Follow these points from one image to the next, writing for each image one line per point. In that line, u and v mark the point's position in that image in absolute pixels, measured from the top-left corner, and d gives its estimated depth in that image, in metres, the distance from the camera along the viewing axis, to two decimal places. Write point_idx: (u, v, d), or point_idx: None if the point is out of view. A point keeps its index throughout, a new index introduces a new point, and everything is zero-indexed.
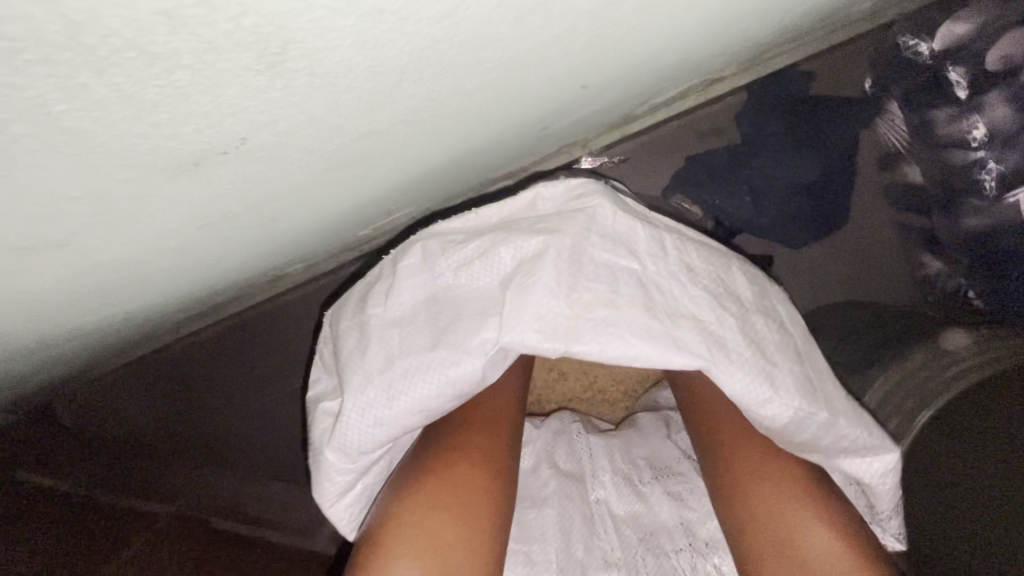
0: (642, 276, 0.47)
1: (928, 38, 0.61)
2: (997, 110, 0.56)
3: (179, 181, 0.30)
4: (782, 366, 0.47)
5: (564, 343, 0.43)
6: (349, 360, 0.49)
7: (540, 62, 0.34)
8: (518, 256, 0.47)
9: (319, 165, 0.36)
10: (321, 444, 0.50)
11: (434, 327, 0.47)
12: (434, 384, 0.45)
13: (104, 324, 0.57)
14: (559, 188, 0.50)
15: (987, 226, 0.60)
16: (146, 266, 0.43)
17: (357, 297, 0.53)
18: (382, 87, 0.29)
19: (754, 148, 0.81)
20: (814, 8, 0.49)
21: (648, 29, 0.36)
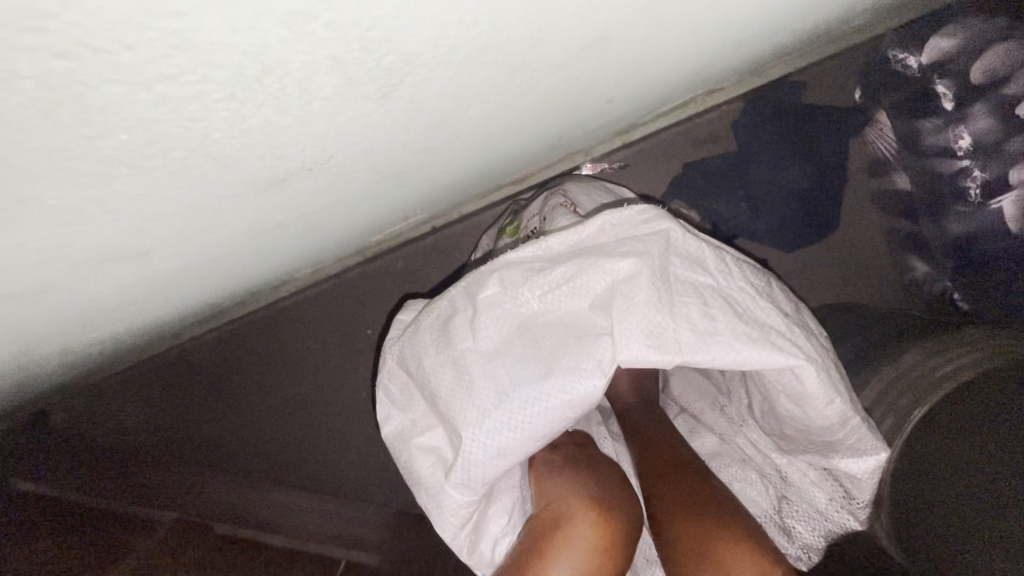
0: (721, 292, 0.41)
1: (917, 52, 0.65)
2: (979, 121, 0.60)
3: (240, 181, 0.31)
4: (836, 368, 0.44)
5: (676, 353, 0.38)
6: (452, 397, 0.42)
7: (579, 75, 0.36)
8: (610, 281, 0.41)
9: (360, 173, 0.37)
10: (436, 483, 0.44)
11: (538, 355, 0.41)
12: (556, 408, 0.40)
13: (111, 328, 0.57)
14: (628, 214, 0.42)
15: (972, 231, 0.63)
16: (172, 272, 0.43)
17: (431, 332, 0.45)
18: (439, 97, 0.31)
19: (752, 155, 0.83)
20: (819, 22, 0.51)
21: (677, 48, 0.38)
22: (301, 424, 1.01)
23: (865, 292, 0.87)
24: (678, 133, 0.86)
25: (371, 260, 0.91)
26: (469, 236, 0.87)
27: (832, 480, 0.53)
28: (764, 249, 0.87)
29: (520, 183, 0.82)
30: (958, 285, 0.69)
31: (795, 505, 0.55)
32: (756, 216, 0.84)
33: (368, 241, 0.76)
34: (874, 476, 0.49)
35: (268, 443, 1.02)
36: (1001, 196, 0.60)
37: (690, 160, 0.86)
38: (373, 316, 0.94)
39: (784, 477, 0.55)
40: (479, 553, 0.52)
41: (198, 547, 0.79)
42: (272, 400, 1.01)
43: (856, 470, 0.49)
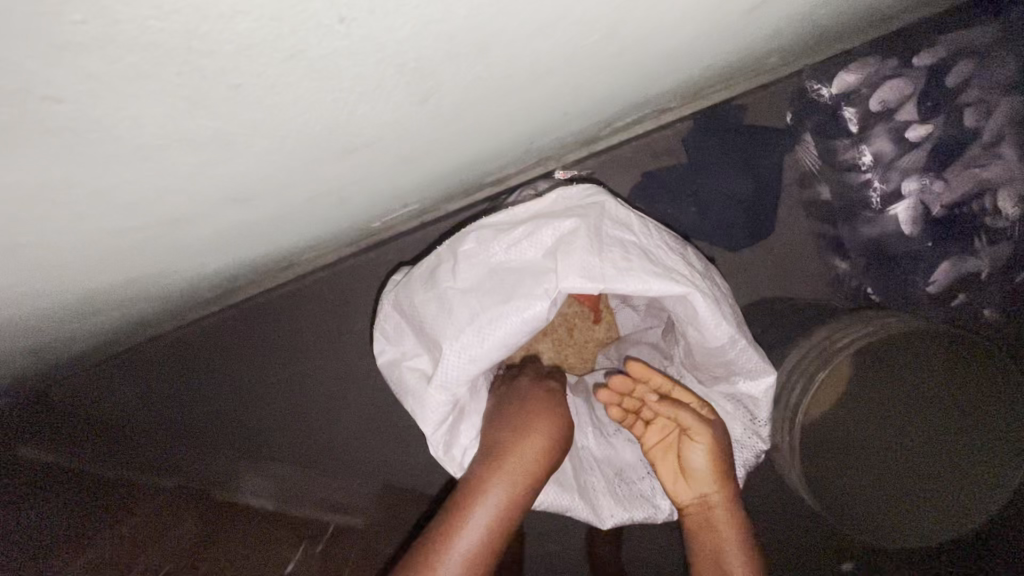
0: (642, 246, 0.53)
1: (828, 83, 0.78)
2: (880, 143, 0.75)
3: (283, 181, 0.41)
4: (727, 303, 0.57)
5: (602, 282, 0.50)
6: (436, 322, 0.53)
7: (541, 100, 0.46)
8: (557, 235, 0.52)
9: (369, 174, 0.47)
10: (420, 389, 0.54)
11: (500, 288, 0.52)
12: (513, 324, 0.51)
13: (145, 296, 0.66)
14: (574, 189, 0.54)
15: (880, 236, 0.77)
16: (214, 248, 0.53)
17: (419, 279, 0.55)
18: (436, 121, 0.40)
19: (700, 166, 0.97)
20: (738, 57, 0.64)
21: (619, 77, 0.49)
22: (293, 404, 1.09)
23: (798, 288, 1.00)
24: (639, 145, 0.99)
25: (364, 250, 1.01)
26: (453, 231, 0.98)
27: (743, 409, 0.65)
28: (711, 249, 1.00)
29: (500, 184, 0.93)
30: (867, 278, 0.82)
31: None
32: (704, 220, 0.97)
33: (365, 231, 0.86)
34: (767, 392, 0.60)
35: (263, 421, 1.09)
36: (896, 204, 0.75)
37: (648, 170, 0.99)
38: (365, 303, 1.03)
39: None
40: (451, 456, 0.61)
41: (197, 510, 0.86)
42: (268, 380, 1.09)
43: (754, 388, 0.60)
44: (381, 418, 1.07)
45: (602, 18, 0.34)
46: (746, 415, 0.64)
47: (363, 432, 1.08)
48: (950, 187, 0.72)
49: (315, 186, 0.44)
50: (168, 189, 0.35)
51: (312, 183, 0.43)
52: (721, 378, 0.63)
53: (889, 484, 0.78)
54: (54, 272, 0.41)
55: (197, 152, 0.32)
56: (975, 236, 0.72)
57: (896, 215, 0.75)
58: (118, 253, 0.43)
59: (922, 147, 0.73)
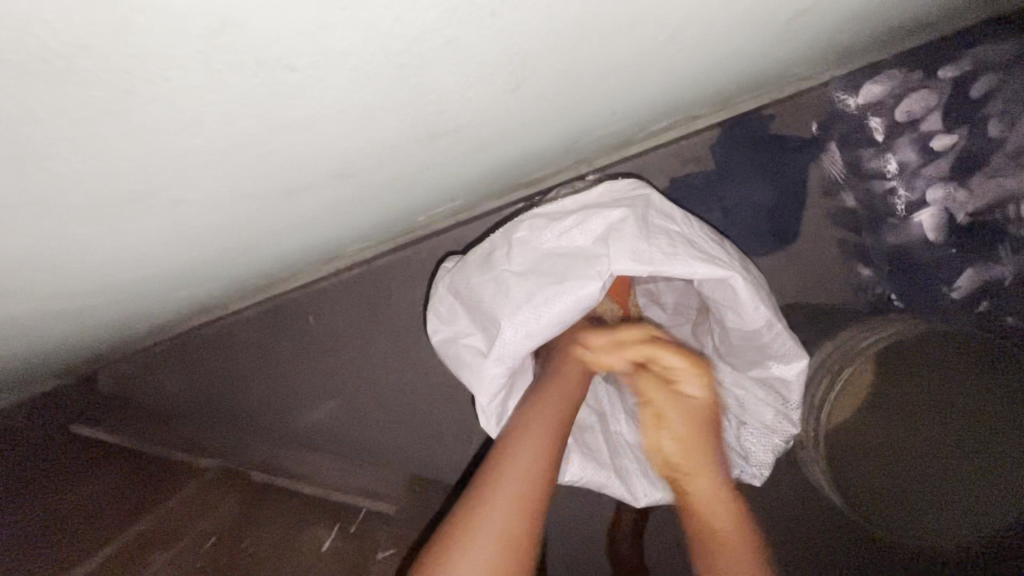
0: (686, 236, 0.57)
1: (854, 94, 0.82)
2: (906, 152, 0.78)
3: (366, 172, 0.45)
4: (765, 291, 0.61)
5: (651, 266, 0.53)
6: (492, 302, 0.56)
7: (593, 102, 0.51)
8: (606, 225, 0.55)
9: (432, 168, 0.52)
10: (476, 364, 0.57)
11: (554, 270, 0.55)
12: (568, 302, 0.54)
13: (208, 280, 0.71)
14: (620, 184, 0.58)
15: (903, 243, 0.80)
16: (283, 232, 0.57)
17: (473, 265, 0.60)
18: (507, 118, 0.45)
19: (727, 173, 1.00)
20: (771, 67, 0.68)
21: (663, 82, 0.53)
22: (329, 393, 1.13)
23: (822, 294, 1.03)
24: (667, 153, 1.03)
25: (401, 248, 1.05)
26: (488, 230, 1.01)
27: (773, 394, 0.67)
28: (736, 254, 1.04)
29: (533, 187, 0.97)
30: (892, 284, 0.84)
31: (751, 427, 0.69)
32: (730, 225, 1.00)
33: (405, 227, 0.91)
34: (799, 374, 0.63)
35: (298, 409, 1.13)
36: (921, 211, 0.77)
37: (676, 176, 1.03)
38: (401, 297, 1.08)
39: (742, 403, 0.69)
40: None
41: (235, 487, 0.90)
42: (304, 369, 1.13)
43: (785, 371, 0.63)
44: (412, 410, 1.11)
45: (669, 23, 0.38)
46: (777, 401, 0.67)
47: (394, 423, 1.12)
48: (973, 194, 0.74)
49: (391, 174, 0.49)
50: (277, 181, 0.40)
51: (390, 172, 0.48)
52: (753, 361, 0.66)
53: (915, 484, 0.81)
54: (159, 249, 0.46)
55: (316, 150, 0.37)
56: (1000, 243, 0.72)
57: (920, 223, 0.78)
58: (214, 234, 0.47)
59: (945, 157, 0.75)
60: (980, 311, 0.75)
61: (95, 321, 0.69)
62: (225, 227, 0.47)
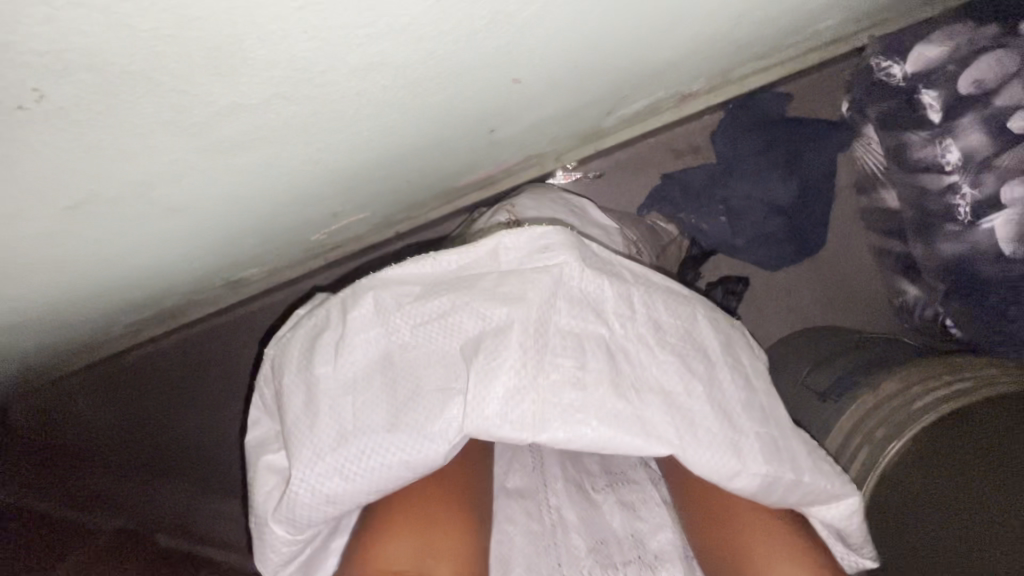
0: (611, 343, 0.41)
1: (901, 61, 0.64)
2: (971, 136, 0.59)
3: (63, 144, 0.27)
4: (751, 434, 0.40)
5: (532, 432, 0.38)
6: (294, 427, 0.40)
7: (469, 49, 0.32)
8: (482, 328, 0.40)
9: (225, 147, 0.33)
10: (265, 512, 0.41)
11: (390, 398, 0.40)
12: (392, 465, 0.38)
13: (33, 323, 0.54)
14: (522, 240, 0.41)
15: (966, 252, 0.61)
16: (65, 257, 0.40)
17: (299, 345, 0.43)
18: (296, 59, 0.27)
19: (730, 166, 0.80)
20: (777, 16, 0.48)
21: (585, 21, 0.34)
22: None
23: (853, 314, 0.83)
24: (656, 143, 0.83)
25: (332, 267, 0.85)
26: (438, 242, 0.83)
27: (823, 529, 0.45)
28: (745, 265, 0.84)
29: (487, 189, 0.77)
30: (948, 307, 0.67)
31: None
32: (736, 231, 0.81)
33: (322, 244, 0.72)
34: (851, 521, 0.43)
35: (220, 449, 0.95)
36: (990, 214, 0.58)
37: (668, 171, 0.83)
38: None
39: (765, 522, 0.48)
40: None
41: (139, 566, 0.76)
42: (236, 405, 0.95)
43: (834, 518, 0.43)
44: None
45: None
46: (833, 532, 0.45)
47: None
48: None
49: (149, 151, 0.30)
50: None
51: (131, 149, 0.30)
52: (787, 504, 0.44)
53: None
54: None
55: None
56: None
57: (991, 228, 0.58)
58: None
59: None
60: None
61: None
62: None
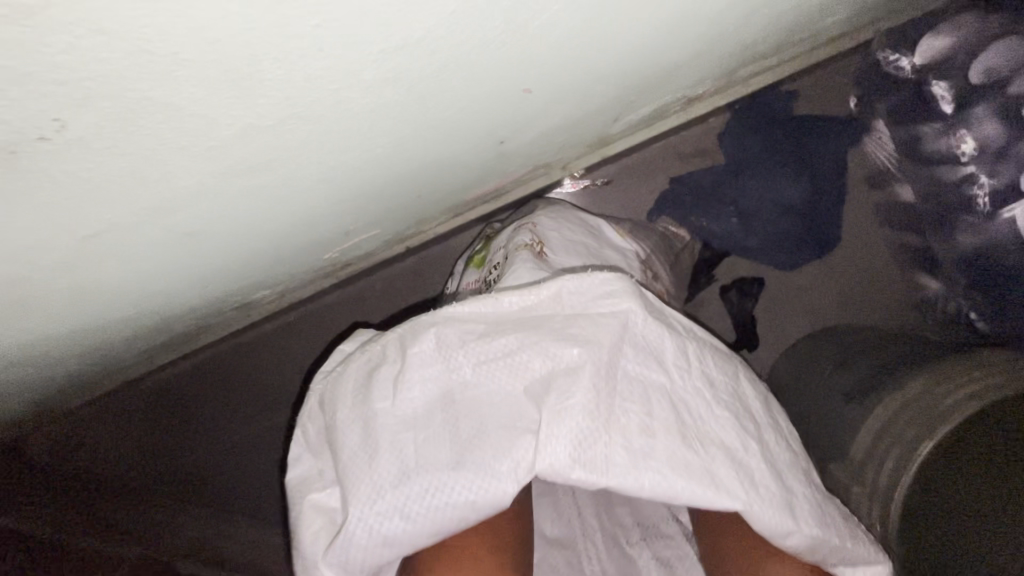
0: (673, 394, 0.39)
1: (910, 53, 0.64)
2: (988, 127, 0.57)
3: (68, 178, 0.27)
4: (802, 493, 0.39)
5: (602, 474, 0.36)
6: (353, 465, 0.39)
7: (478, 62, 0.32)
8: (548, 368, 0.39)
9: (235, 168, 0.33)
10: (314, 554, 0.39)
11: (454, 439, 0.38)
12: (457, 508, 0.36)
13: (48, 353, 0.54)
14: (588, 283, 0.41)
15: (988, 244, 0.60)
16: (77, 287, 0.40)
17: (352, 381, 0.42)
18: (305, 79, 0.27)
19: (739, 167, 0.79)
20: (782, 15, 0.48)
21: (591, 30, 0.34)
22: (282, 451, 0.94)
23: (873, 311, 0.81)
24: (663, 147, 0.83)
25: (345, 283, 0.86)
26: (450, 256, 0.83)
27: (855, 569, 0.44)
28: (760, 266, 0.83)
29: (494, 202, 0.77)
30: (970, 300, 0.66)
31: None
32: (749, 231, 0.80)
33: (335, 262, 0.72)
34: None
35: (239, 475, 0.95)
36: (1013, 204, 0.57)
37: (677, 174, 0.83)
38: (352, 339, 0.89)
39: None
40: None
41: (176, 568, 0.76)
42: (253, 428, 0.95)
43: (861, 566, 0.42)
44: None
45: None
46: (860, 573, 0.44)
47: None
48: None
49: (164, 178, 0.31)
50: None
51: (146, 177, 0.30)
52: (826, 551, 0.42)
53: None
54: None
55: None
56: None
57: (1013, 218, 0.57)
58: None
59: None
60: None
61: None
62: None
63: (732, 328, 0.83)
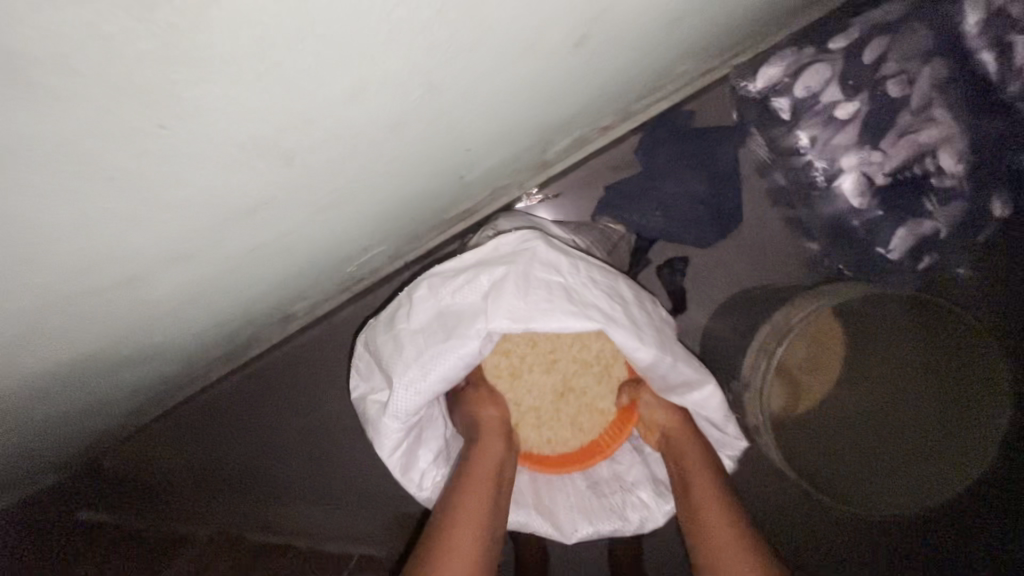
0: (568, 285, 0.58)
1: (753, 80, 0.87)
2: (812, 128, 0.84)
3: (220, 248, 0.48)
4: (652, 331, 0.62)
5: (526, 322, 0.56)
6: (389, 360, 0.61)
7: (439, 149, 0.54)
8: (492, 280, 0.58)
9: (305, 223, 0.55)
10: (377, 419, 0.62)
11: (443, 328, 0.59)
12: (451, 362, 0.58)
13: (158, 357, 0.76)
14: (510, 238, 0.60)
15: (836, 214, 0.87)
16: (197, 304, 0.62)
17: (382, 322, 0.64)
18: (349, 179, 0.49)
19: (655, 175, 1.02)
20: (642, 76, 0.70)
21: (504, 120, 0.56)
22: (319, 442, 1.14)
23: (777, 273, 1.03)
24: (597, 164, 1.06)
25: (359, 296, 1.07)
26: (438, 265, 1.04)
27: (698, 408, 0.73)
28: (684, 247, 1.05)
29: (470, 217, 0.99)
30: (838, 251, 0.90)
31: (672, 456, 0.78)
32: (670, 221, 1.02)
33: (353, 276, 0.94)
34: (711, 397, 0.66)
35: (285, 466, 1.15)
36: (841, 179, 0.84)
37: (610, 183, 1.05)
38: None
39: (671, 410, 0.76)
40: (410, 476, 0.70)
41: (251, 546, 0.97)
42: (291, 427, 1.15)
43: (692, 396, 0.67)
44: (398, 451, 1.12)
45: (446, 94, 0.42)
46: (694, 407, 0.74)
47: (378, 465, 1.12)
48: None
49: (268, 239, 0.53)
50: (136, 274, 0.44)
51: (258, 240, 0.52)
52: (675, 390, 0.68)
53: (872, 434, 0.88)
54: (76, 338, 0.52)
55: (150, 250, 0.41)
56: (926, 197, 0.80)
57: (843, 189, 0.84)
58: (134, 310, 0.53)
59: (852, 124, 0.82)
60: (925, 265, 0.85)
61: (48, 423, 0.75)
62: (116, 312, 0.51)
63: (669, 299, 1.06)
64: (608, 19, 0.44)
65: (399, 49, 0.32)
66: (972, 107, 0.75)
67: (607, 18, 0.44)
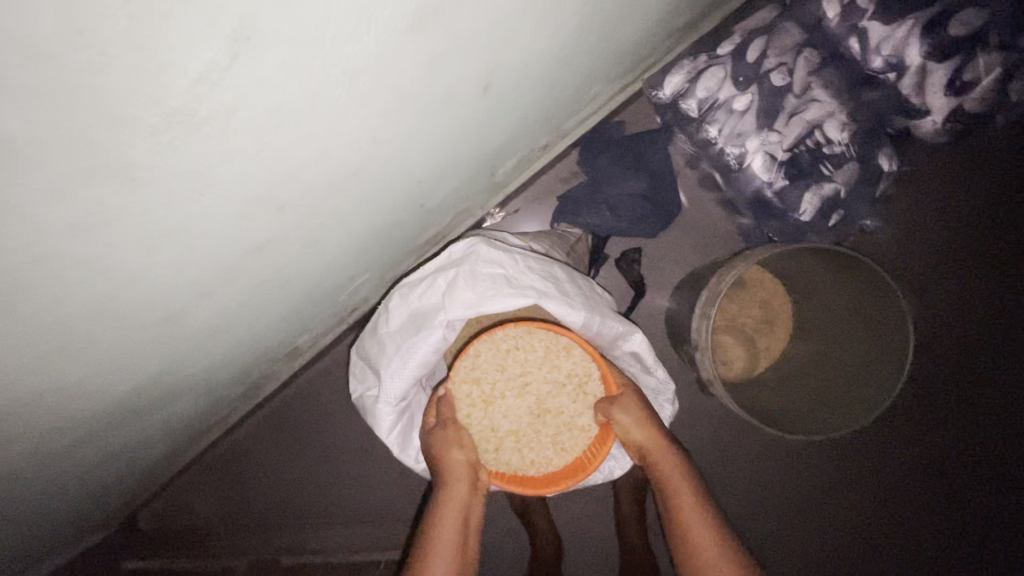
0: (509, 276, 0.71)
1: (662, 89, 1.02)
2: (717, 119, 0.98)
3: (232, 287, 0.60)
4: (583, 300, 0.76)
5: (478, 308, 0.69)
6: (378, 359, 0.73)
7: (397, 184, 0.67)
8: (448, 280, 0.71)
9: (297, 260, 0.67)
10: (373, 409, 0.74)
11: (416, 325, 0.71)
12: (424, 351, 0.70)
13: (185, 402, 0.87)
14: (457, 247, 0.73)
15: (752, 193, 0.98)
16: (214, 345, 0.73)
17: (368, 333, 0.76)
18: (327, 218, 0.62)
19: (598, 180, 1.16)
20: (560, 102, 0.84)
21: (445, 155, 0.69)
22: (334, 468, 1.24)
23: (719, 249, 1.17)
24: (547, 178, 1.19)
25: (354, 327, 1.18)
26: None
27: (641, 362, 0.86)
28: (635, 240, 1.18)
29: (440, 241, 1.12)
30: (761, 221, 1.01)
31: None
32: (619, 218, 1.15)
33: (344, 308, 1.05)
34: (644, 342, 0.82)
35: (306, 495, 1.25)
36: (749, 158, 0.96)
37: (561, 194, 1.19)
38: None
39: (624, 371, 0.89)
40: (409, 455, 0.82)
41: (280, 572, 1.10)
42: (307, 458, 1.24)
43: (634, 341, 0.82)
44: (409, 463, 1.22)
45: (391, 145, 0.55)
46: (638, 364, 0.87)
47: (393, 479, 1.23)
48: (882, 44, 0.88)
49: (269, 276, 0.65)
50: (170, 317, 0.56)
51: (261, 278, 0.63)
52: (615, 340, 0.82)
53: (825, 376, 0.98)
54: (123, 384, 0.63)
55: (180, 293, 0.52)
56: (822, 163, 0.93)
57: (753, 167, 0.96)
58: (168, 353, 0.64)
59: (747, 112, 0.95)
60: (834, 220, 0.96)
61: (92, 476, 0.85)
62: (154, 356, 0.62)
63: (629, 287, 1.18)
64: (503, 72, 0.58)
65: (347, 122, 0.45)
66: (847, 82, 0.93)
67: (503, 70, 0.58)
